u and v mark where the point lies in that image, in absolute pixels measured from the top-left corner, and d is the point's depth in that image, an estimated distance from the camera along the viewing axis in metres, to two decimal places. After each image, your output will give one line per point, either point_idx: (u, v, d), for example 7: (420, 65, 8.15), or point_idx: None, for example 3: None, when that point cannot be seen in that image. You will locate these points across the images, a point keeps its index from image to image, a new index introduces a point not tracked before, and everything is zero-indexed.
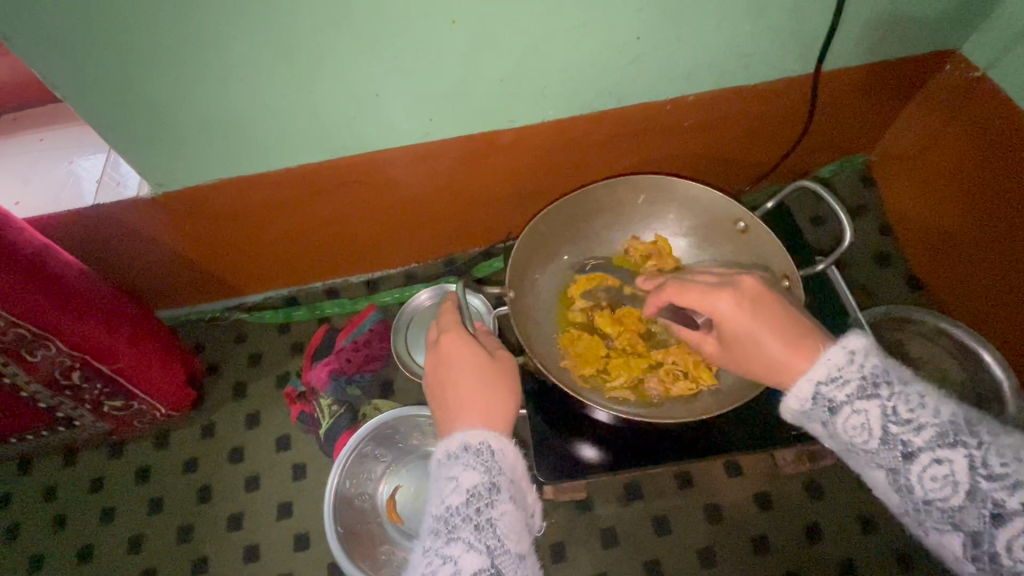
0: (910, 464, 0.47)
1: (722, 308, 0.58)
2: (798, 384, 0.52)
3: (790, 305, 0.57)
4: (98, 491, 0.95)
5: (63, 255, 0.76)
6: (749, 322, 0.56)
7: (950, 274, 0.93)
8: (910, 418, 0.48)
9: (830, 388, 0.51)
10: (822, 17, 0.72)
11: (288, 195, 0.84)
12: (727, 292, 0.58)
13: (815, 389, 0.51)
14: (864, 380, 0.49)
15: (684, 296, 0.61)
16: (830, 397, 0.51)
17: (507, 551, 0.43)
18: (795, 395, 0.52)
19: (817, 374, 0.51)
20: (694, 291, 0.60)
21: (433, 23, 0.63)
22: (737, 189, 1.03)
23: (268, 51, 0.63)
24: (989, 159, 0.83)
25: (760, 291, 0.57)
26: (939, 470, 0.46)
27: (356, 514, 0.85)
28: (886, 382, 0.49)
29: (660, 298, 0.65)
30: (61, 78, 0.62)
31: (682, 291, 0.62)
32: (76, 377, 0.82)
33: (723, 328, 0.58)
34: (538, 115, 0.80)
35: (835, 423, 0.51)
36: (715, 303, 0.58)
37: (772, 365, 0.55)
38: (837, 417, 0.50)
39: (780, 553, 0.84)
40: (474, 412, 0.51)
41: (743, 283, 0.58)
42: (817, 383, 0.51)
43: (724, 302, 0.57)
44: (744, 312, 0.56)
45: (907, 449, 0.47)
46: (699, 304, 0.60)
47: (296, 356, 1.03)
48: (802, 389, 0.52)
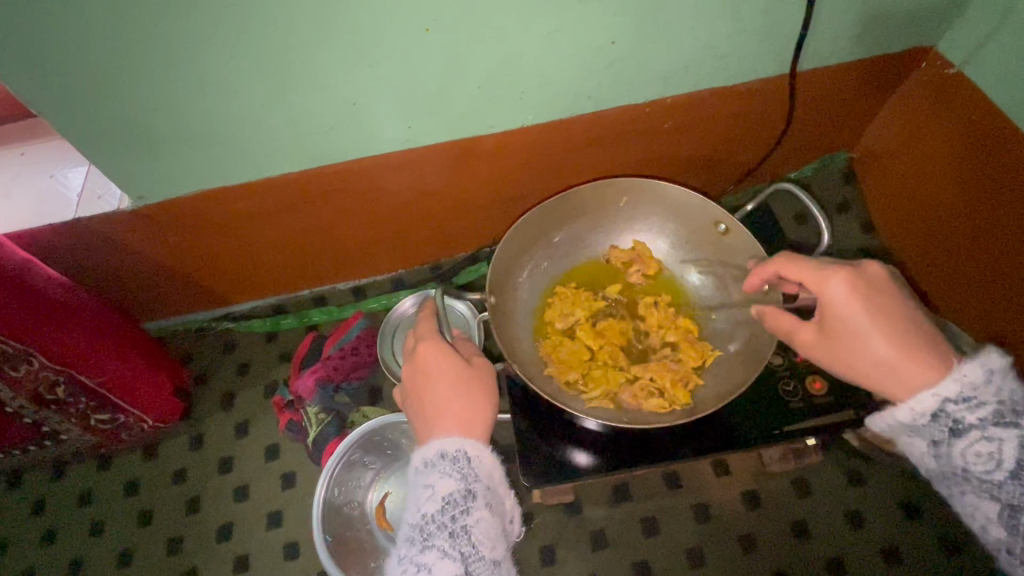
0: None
1: (835, 291, 0.56)
2: (921, 397, 0.53)
3: (907, 303, 0.56)
4: (87, 505, 0.95)
5: (45, 269, 0.76)
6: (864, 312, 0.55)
7: (937, 269, 0.93)
8: None
9: (959, 407, 0.52)
10: (795, 18, 0.72)
11: (270, 205, 0.84)
12: (846, 277, 0.56)
13: (940, 405, 0.52)
14: (1001, 407, 0.51)
15: (794, 272, 0.59)
16: (956, 418, 0.52)
17: (482, 557, 0.44)
18: (913, 408, 0.53)
19: (949, 390, 0.52)
20: (807, 268, 0.58)
21: (409, 31, 0.63)
22: (721, 189, 1.04)
23: (241, 64, 0.63)
24: (966, 153, 0.84)
25: (878, 283, 0.56)
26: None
27: (345, 522, 0.85)
28: (1023, 413, 0.51)
29: (767, 268, 0.64)
30: (37, 93, 0.62)
31: (798, 264, 0.59)
32: (61, 392, 0.82)
33: (829, 312, 0.57)
34: (518, 120, 0.81)
35: (955, 444, 0.52)
36: (830, 284, 0.56)
37: (875, 363, 0.55)
38: (960, 439, 0.52)
39: (768, 550, 0.84)
40: (451, 419, 0.51)
41: (864, 270, 0.57)
42: (944, 400, 0.52)
43: (839, 285, 0.56)
44: (858, 299, 0.55)
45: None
46: (809, 280, 0.58)
47: (284, 365, 1.03)
48: (923, 403, 0.53)
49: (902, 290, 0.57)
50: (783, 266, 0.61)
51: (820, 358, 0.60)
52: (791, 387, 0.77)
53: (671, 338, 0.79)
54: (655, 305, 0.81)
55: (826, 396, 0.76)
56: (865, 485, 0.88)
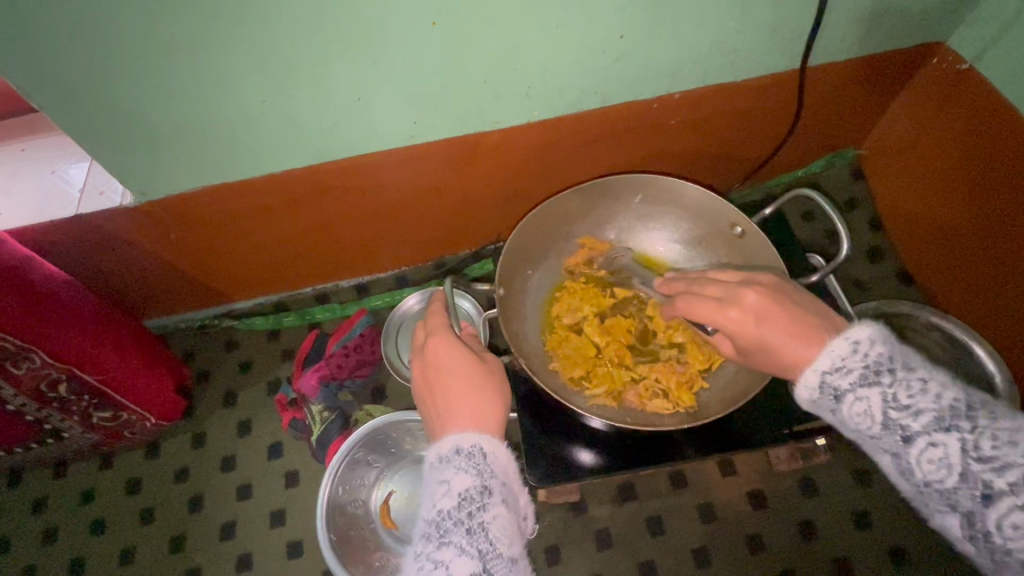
0: (909, 448, 0.47)
1: (729, 320, 0.58)
2: (805, 375, 0.52)
3: (798, 305, 0.56)
4: (88, 504, 0.94)
5: (46, 265, 0.75)
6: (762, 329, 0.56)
7: (945, 265, 0.93)
8: (910, 405, 0.47)
9: (835, 376, 0.51)
10: (806, 13, 0.72)
11: (275, 200, 0.83)
12: (731, 304, 0.58)
13: (821, 378, 0.51)
14: (866, 368, 0.49)
15: (690, 311, 0.61)
16: (835, 386, 0.51)
17: (500, 555, 0.43)
18: (803, 384, 0.53)
19: (823, 363, 0.51)
20: (700, 305, 0.60)
21: (418, 24, 0.63)
22: (726, 186, 1.03)
23: (250, 56, 0.62)
24: (976, 150, 0.84)
25: (764, 305, 0.56)
26: (934, 453, 0.46)
27: (350, 521, 0.84)
28: (889, 369, 0.49)
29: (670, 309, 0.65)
30: (39, 87, 0.61)
31: (693, 302, 0.61)
32: (62, 390, 0.81)
33: (736, 339, 0.59)
34: (525, 115, 0.80)
35: (841, 410, 0.51)
36: (728, 315, 0.58)
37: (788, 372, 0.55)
38: (841, 405, 0.50)
39: (775, 550, 0.84)
40: (465, 414, 0.51)
41: (745, 296, 0.58)
42: (823, 372, 0.51)
43: (729, 316, 0.58)
44: (750, 325, 0.57)
45: (906, 433, 0.47)
46: (713, 315, 0.59)
47: (287, 362, 1.03)
48: (810, 379, 0.52)
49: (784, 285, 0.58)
50: (687, 308, 0.62)
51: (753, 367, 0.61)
52: None
53: (679, 340, 0.78)
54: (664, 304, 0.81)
55: None
56: (872, 484, 0.87)
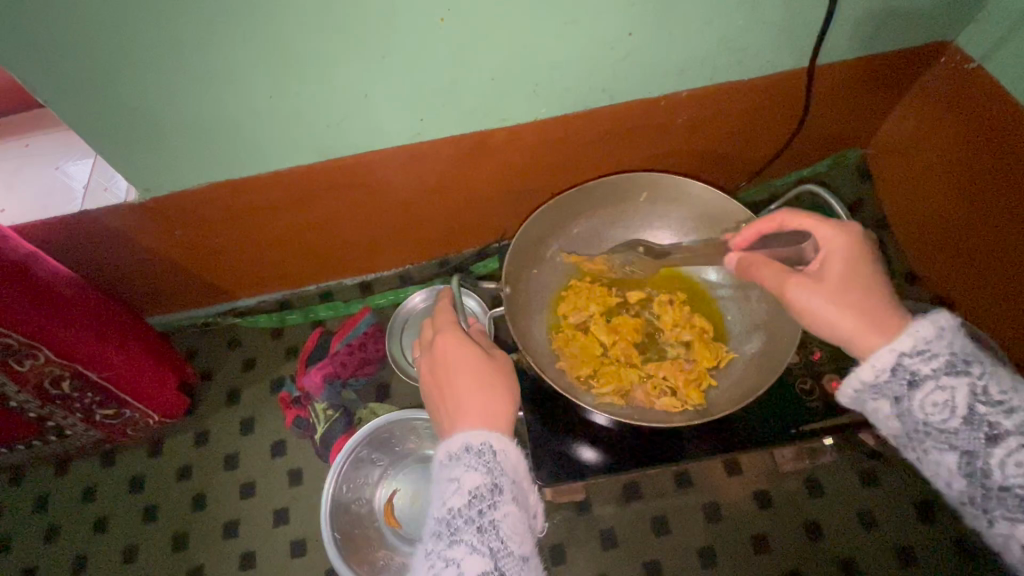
0: (992, 447, 0.48)
1: (839, 240, 0.58)
2: (880, 353, 0.52)
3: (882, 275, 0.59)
4: (91, 501, 0.93)
5: (50, 261, 0.75)
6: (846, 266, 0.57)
7: (951, 264, 0.92)
8: (1001, 400, 0.48)
9: (914, 360, 0.51)
10: (815, 11, 0.72)
11: (281, 198, 0.83)
12: (838, 233, 0.58)
13: (898, 359, 0.51)
14: (953, 356, 0.50)
15: (799, 222, 0.61)
16: (912, 370, 0.51)
17: (511, 553, 0.43)
18: (874, 364, 0.52)
19: (904, 345, 0.51)
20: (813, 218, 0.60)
21: (425, 21, 0.62)
22: (731, 185, 1.03)
23: (259, 52, 0.62)
24: (983, 150, 0.83)
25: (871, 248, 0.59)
26: (1023, 455, 0.47)
27: (354, 519, 0.84)
28: (976, 362, 0.49)
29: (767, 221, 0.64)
30: (45, 82, 0.61)
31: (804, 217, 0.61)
32: (66, 387, 0.80)
33: (830, 259, 0.58)
34: (532, 113, 0.80)
35: (913, 398, 0.51)
36: (832, 238, 0.58)
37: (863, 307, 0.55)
38: (917, 392, 0.50)
39: (780, 550, 0.84)
40: (476, 411, 0.51)
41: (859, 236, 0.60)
42: (901, 355, 0.51)
43: (843, 236, 0.58)
44: (860, 249, 0.57)
45: (992, 430, 0.48)
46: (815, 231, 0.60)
47: (291, 360, 1.02)
48: (883, 358, 0.52)
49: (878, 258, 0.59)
50: (787, 217, 0.62)
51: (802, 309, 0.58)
52: (807, 386, 0.77)
53: (686, 338, 0.78)
54: (671, 303, 0.81)
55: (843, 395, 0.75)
56: (878, 485, 0.87)
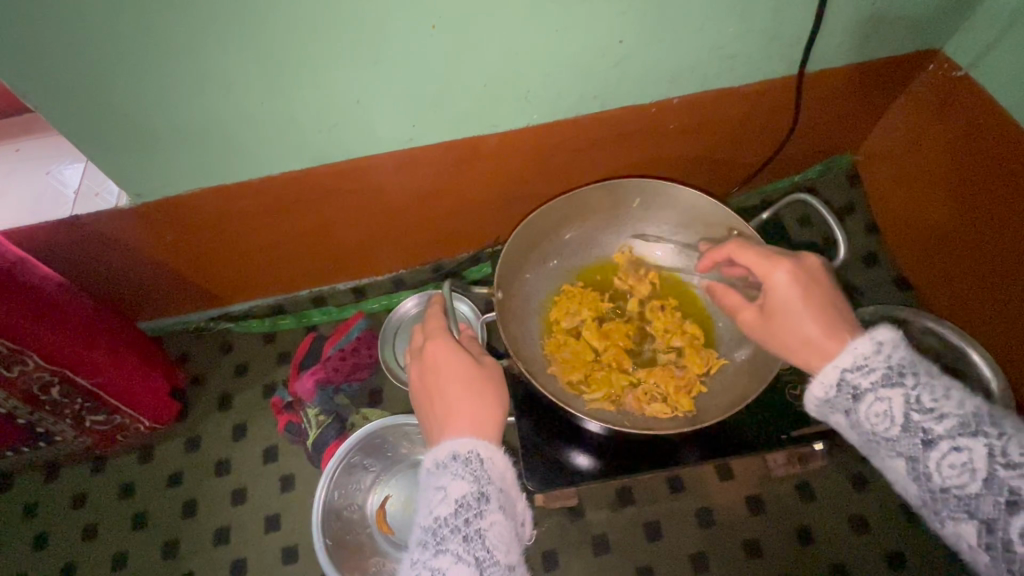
0: (929, 452, 0.47)
1: (778, 277, 0.58)
2: (824, 370, 0.53)
3: (838, 297, 0.57)
4: (80, 508, 0.93)
5: (40, 267, 0.74)
6: (788, 300, 0.57)
7: (943, 268, 0.92)
8: (933, 407, 0.47)
9: (855, 375, 0.51)
10: (804, 19, 0.72)
11: (272, 203, 0.83)
12: (781, 265, 0.58)
13: (840, 375, 0.52)
14: (889, 368, 0.49)
15: (742, 257, 0.62)
16: (854, 384, 0.51)
17: (497, 562, 0.43)
18: (821, 381, 0.53)
19: (845, 361, 0.52)
20: (754, 254, 0.61)
21: (415, 28, 0.63)
22: (724, 191, 1.03)
23: (249, 58, 0.62)
24: (972, 157, 0.84)
25: (818, 273, 0.58)
26: (957, 458, 0.45)
27: (345, 525, 0.84)
28: (912, 372, 0.49)
29: (720, 251, 0.65)
30: (34, 87, 0.60)
31: (745, 251, 0.62)
32: (55, 393, 0.80)
33: (772, 296, 0.59)
34: (523, 119, 0.80)
35: (858, 410, 0.51)
36: (774, 270, 0.59)
37: (804, 345, 0.56)
38: (859, 405, 0.50)
39: (772, 555, 0.84)
40: (463, 419, 0.51)
41: (805, 260, 0.59)
42: (842, 370, 0.52)
43: (781, 271, 0.58)
44: (799, 284, 0.57)
45: (927, 436, 0.47)
46: (755, 265, 0.60)
47: (283, 366, 1.02)
48: (828, 374, 0.53)
49: (830, 281, 0.58)
50: (732, 251, 0.63)
51: (763, 339, 0.61)
52: (798, 392, 0.77)
53: (677, 343, 0.78)
54: (662, 308, 0.81)
55: None
56: (870, 490, 0.87)
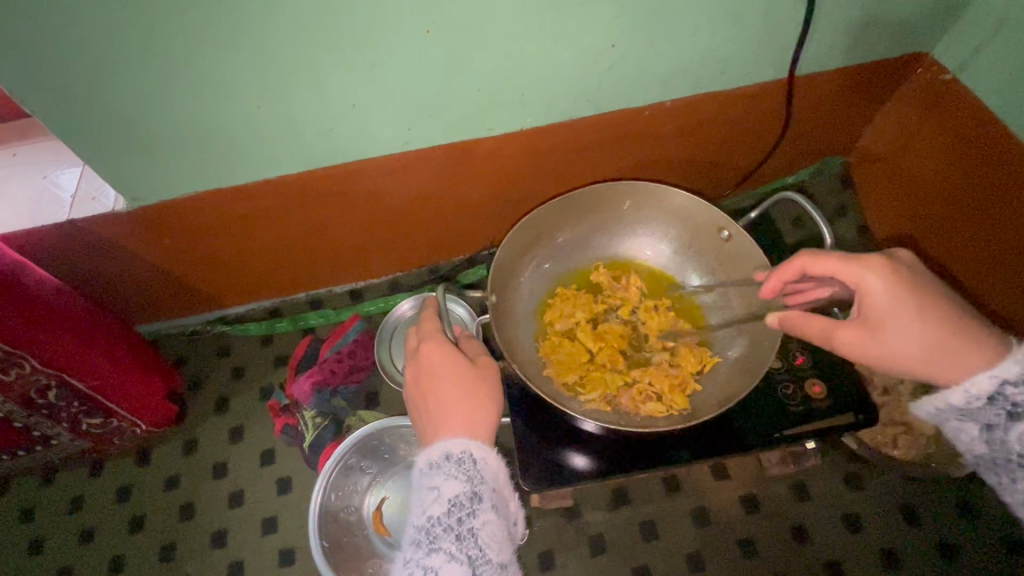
0: None
1: (877, 282, 0.58)
2: (978, 377, 0.55)
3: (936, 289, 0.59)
4: (77, 511, 0.93)
5: (37, 270, 0.75)
6: (897, 305, 0.57)
7: (937, 267, 0.93)
8: None
9: (1017, 391, 0.54)
10: (794, 23, 0.73)
11: (269, 206, 0.84)
12: (872, 268, 0.58)
13: (998, 387, 0.55)
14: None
15: (825, 267, 0.60)
16: (1015, 401, 0.54)
17: (489, 560, 0.44)
18: (968, 389, 0.56)
19: (1008, 373, 0.54)
20: (838, 261, 0.60)
21: (409, 33, 0.63)
22: (718, 193, 1.04)
23: (245, 63, 0.63)
24: (962, 157, 0.85)
25: (911, 268, 0.59)
26: None
27: (342, 527, 0.84)
28: None
29: (791, 266, 0.63)
30: (32, 92, 0.61)
31: (826, 260, 0.60)
32: (52, 396, 0.80)
33: (872, 304, 0.59)
34: (518, 123, 0.81)
35: (1010, 428, 0.54)
36: (866, 275, 0.58)
37: (933, 346, 0.57)
38: (1016, 423, 0.54)
39: (767, 554, 0.84)
40: (457, 420, 0.51)
41: (892, 258, 0.60)
42: (1004, 382, 0.54)
43: (875, 275, 0.58)
44: (898, 285, 0.58)
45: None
46: (845, 272, 0.59)
47: (280, 368, 1.02)
48: (980, 385, 0.55)
49: (924, 270, 0.59)
50: (810, 264, 0.61)
51: (865, 355, 0.60)
52: (791, 391, 0.77)
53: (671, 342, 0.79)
54: (656, 308, 0.82)
55: (825, 399, 0.76)
56: (864, 488, 0.88)
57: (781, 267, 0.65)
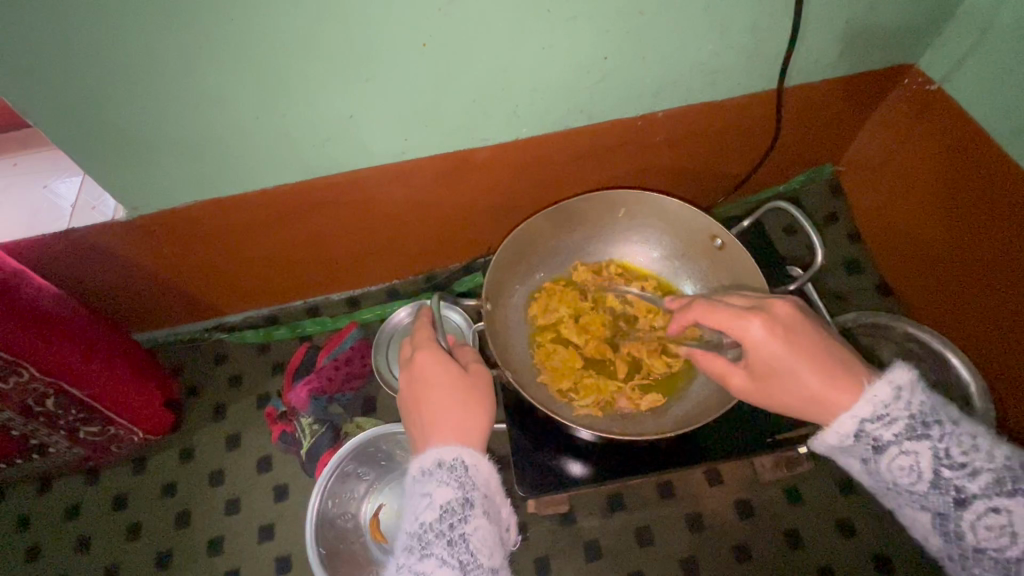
0: (963, 511, 0.48)
1: (756, 332, 0.56)
2: (840, 421, 0.53)
3: (823, 337, 0.56)
4: (74, 519, 0.93)
5: (36, 279, 0.76)
6: (778, 357, 0.56)
7: (919, 276, 0.95)
8: (965, 462, 0.49)
9: (876, 426, 0.51)
10: (782, 36, 0.75)
11: (266, 216, 0.85)
12: (752, 319, 0.56)
13: (858, 425, 0.52)
14: (913, 420, 0.50)
15: (710, 317, 0.60)
16: (875, 436, 0.51)
17: (480, 565, 0.45)
18: (836, 431, 0.53)
19: (863, 411, 0.52)
20: (725, 311, 0.59)
21: (403, 46, 0.65)
22: (711, 202, 1.05)
23: (242, 75, 0.64)
24: (950, 168, 0.86)
25: (792, 320, 0.56)
26: (994, 520, 0.47)
27: (339, 534, 0.84)
28: (936, 421, 0.50)
29: (687, 315, 0.63)
30: (32, 104, 0.62)
31: (713, 310, 0.60)
32: (49, 404, 0.81)
33: (756, 355, 0.57)
34: (512, 133, 0.82)
35: (879, 461, 0.52)
36: (747, 326, 0.57)
37: (807, 399, 0.55)
38: (882, 457, 0.51)
39: (761, 559, 0.85)
40: (448, 427, 0.52)
41: (775, 309, 0.57)
42: (861, 421, 0.52)
43: (755, 326, 0.56)
44: (778, 337, 0.55)
45: (960, 495, 0.48)
46: (727, 325, 0.58)
47: (277, 376, 1.03)
48: (845, 425, 0.52)
49: (806, 321, 0.57)
50: (701, 314, 0.60)
51: (766, 402, 0.59)
52: None
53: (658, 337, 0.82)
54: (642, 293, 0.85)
55: None
56: (856, 492, 0.89)
57: (680, 312, 0.65)
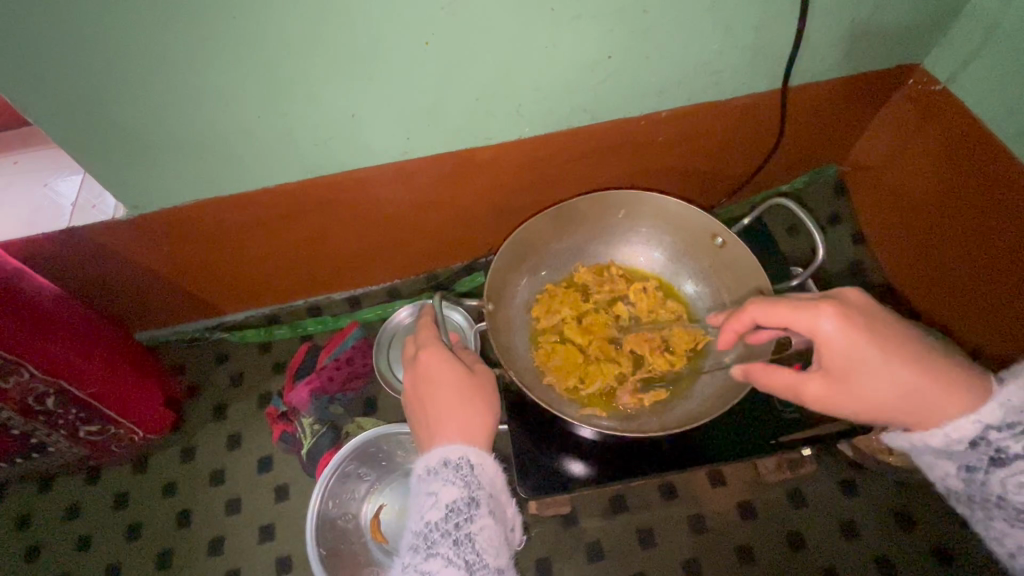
0: None
1: (831, 327, 0.55)
2: (961, 423, 0.54)
3: (901, 325, 0.57)
4: (74, 519, 0.93)
5: (36, 278, 0.75)
6: (864, 349, 0.55)
7: (923, 274, 0.95)
8: None
9: (1002, 436, 0.53)
10: (786, 36, 0.74)
11: (267, 215, 0.84)
12: (826, 310, 0.56)
13: (981, 431, 0.53)
14: None
15: (773, 314, 0.58)
16: (998, 446, 0.53)
17: (486, 565, 0.45)
18: (950, 433, 0.54)
19: (989, 418, 0.53)
20: (788, 307, 0.57)
21: (408, 44, 0.64)
22: (713, 202, 1.05)
23: (245, 72, 0.64)
24: (954, 166, 0.86)
25: (864, 306, 0.57)
26: None
27: (339, 535, 0.84)
28: None
29: (743, 318, 0.61)
30: (34, 101, 0.62)
31: (774, 307, 0.58)
32: (50, 403, 0.80)
33: (830, 348, 0.56)
34: (515, 133, 0.82)
35: (995, 473, 0.54)
36: (819, 319, 0.56)
37: (906, 390, 0.55)
38: (1000, 469, 0.53)
39: (764, 561, 0.85)
40: (454, 426, 0.52)
41: (846, 297, 0.58)
42: (985, 427, 0.53)
43: (828, 319, 0.55)
44: (854, 326, 0.55)
45: None
46: (795, 321, 0.57)
47: (278, 376, 1.02)
48: (963, 429, 0.54)
49: (874, 308, 0.57)
50: (762, 314, 0.59)
51: (845, 403, 0.58)
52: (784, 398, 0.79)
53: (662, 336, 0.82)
54: (646, 292, 0.85)
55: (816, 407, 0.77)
56: (859, 495, 0.88)
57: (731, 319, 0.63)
